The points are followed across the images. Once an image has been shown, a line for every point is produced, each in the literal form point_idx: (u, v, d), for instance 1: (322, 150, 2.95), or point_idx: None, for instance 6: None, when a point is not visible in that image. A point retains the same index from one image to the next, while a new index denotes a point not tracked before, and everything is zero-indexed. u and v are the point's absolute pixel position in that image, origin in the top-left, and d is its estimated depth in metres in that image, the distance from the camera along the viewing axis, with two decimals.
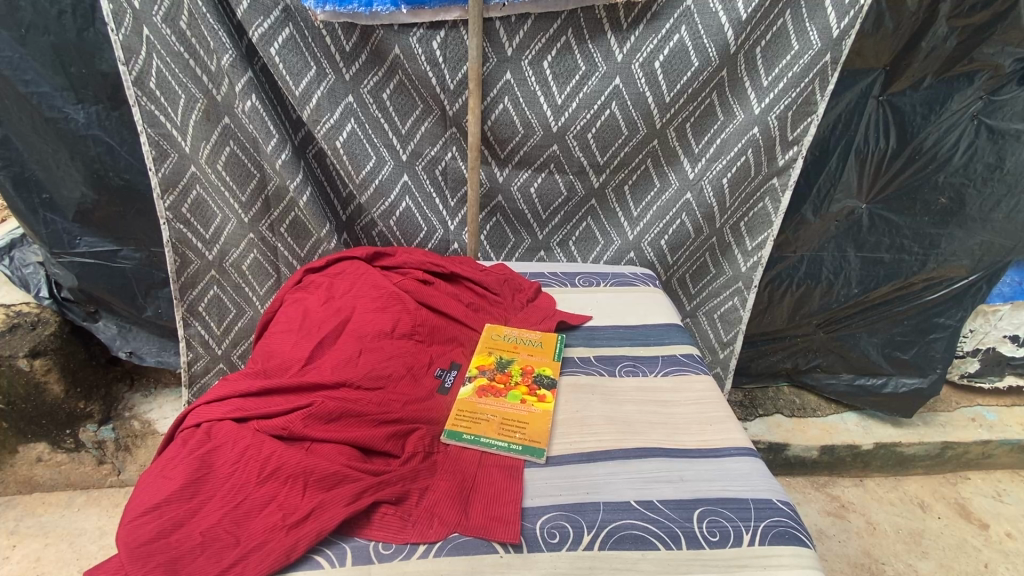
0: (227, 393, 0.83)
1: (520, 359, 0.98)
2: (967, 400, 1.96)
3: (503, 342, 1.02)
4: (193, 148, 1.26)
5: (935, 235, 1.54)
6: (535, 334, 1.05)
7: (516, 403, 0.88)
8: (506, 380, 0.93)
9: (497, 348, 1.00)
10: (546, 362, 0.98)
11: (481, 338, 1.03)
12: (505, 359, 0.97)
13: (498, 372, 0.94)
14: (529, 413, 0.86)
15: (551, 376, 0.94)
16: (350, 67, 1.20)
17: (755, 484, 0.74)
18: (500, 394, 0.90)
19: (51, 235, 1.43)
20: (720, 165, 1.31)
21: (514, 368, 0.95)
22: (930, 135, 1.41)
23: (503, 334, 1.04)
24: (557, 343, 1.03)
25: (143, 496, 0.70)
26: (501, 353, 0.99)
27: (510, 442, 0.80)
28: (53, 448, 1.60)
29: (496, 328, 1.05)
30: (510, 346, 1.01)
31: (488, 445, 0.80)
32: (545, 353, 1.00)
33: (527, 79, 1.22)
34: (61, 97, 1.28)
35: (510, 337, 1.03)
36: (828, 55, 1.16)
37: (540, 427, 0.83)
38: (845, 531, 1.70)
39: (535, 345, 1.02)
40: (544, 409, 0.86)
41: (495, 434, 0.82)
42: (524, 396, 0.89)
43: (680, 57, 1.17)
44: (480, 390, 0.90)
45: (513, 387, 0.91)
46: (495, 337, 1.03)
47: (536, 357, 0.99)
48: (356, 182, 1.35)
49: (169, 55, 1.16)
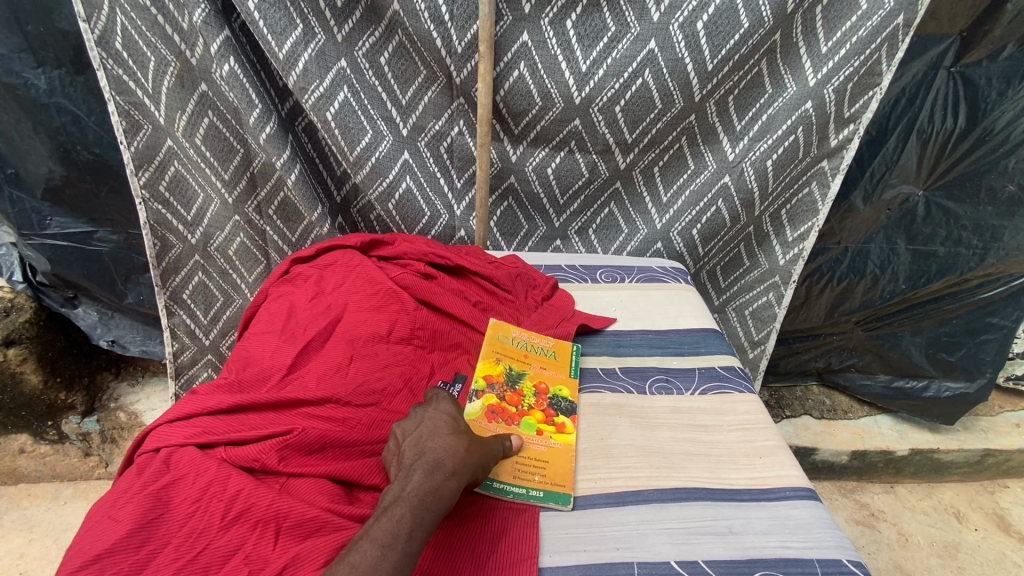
0: (192, 411, 0.71)
1: (533, 373, 0.85)
2: (1011, 404, 1.81)
3: (512, 349, 0.88)
4: (168, 118, 1.12)
5: (998, 227, 1.36)
6: (549, 341, 0.91)
7: (532, 436, 0.74)
8: (518, 402, 0.79)
9: (505, 356, 0.86)
10: (562, 380, 0.84)
11: (486, 339, 0.89)
12: (514, 372, 0.84)
13: (508, 390, 0.81)
14: (547, 449, 0.72)
15: (569, 400, 0.81)
16: (343, 26, 1.04)
17: (819, 539, 0.61)
18: (512, 422, 0.76)
19: (19, 214, 1.30)
20: (765, 145, 1.15)
21: (526, 387, 0.82)
22: (1004, 113, 1.23)
23: (510, 338, 0.90)
24: (575, 354, 0.89)
25: (83, 542, 0.58)
26: (510, 364, 0.85)
27: (528, 488, 0.67)
28: (35, 440, 1.51)
29: (502, 327, 0.92)
30: (520, 355, 0.87)
31: (503, 491, 0.66)
32: (561, 367, 0.86)
33: (547, 41, 1.05)
34: (18, 60, 1.14)
35: (520, 342, 0.90)
36: (901, 17, 0.99)
37: (561, 469, 0.70)
38: (875, 542, 1.59)
39: (550, 357, 0.88)
40: (565, 444, 0.73)
41: (510, 477, 0.68)
42: (539, 426, 0.76)
43: (727, 16, 1.00)
44: (489, 413, 0.77)
45: (527, 415, 0.78)
46: (501, 339, 0.89)
47: (552, 372, 0.85)
48: (351, 161, 1.19)
49: (134, 11, 1.01)
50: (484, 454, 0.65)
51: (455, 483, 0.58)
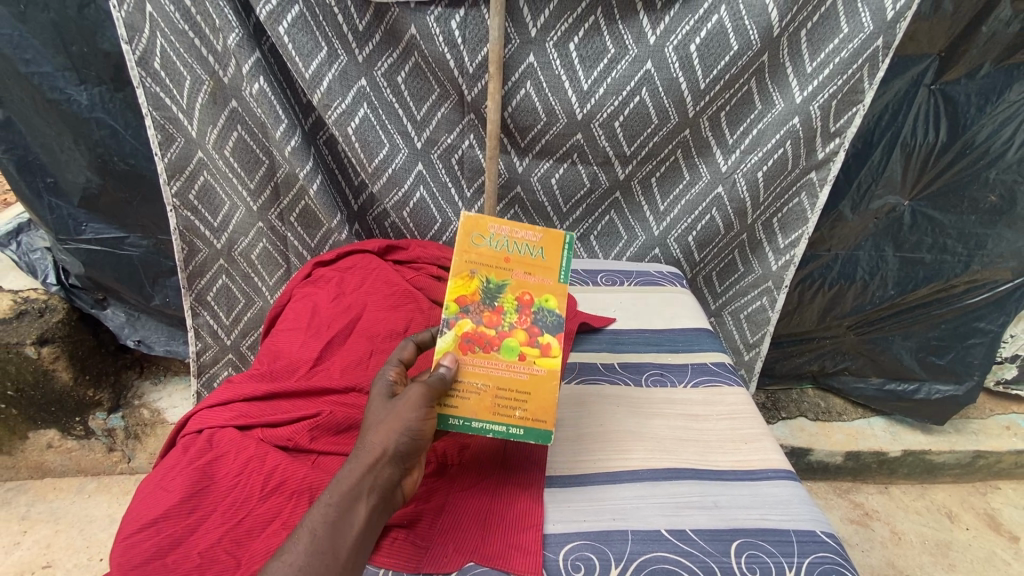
0: (231, 397, 0.79)
1: (515, 282, 0.73)
2: (1002, 407, 1.87)
3: (487, 254, 0.73)
4: (200, 132, 1.21)
5: (981, 235, 1.44)
6: (535, 233, 0.74)
7: (513, 361, 0.71)
8: (496, 323, 0.72)
9: (479, 265, 0.73)
10: (549, 287, 0.74)
11: (458, 243, 0.73)
12: (493, 285, 0.73)
13: (484, 310, 0.72)
14: (530, 377, 0.71)
15: (556, 314, 0.73)
16: (363, 48, 1.13)
17: (796, 513, 0.68)
18: (489, 350, 0.72)
19: (57, 221, 1.39)
20: (756, 157, 1.23)
21: (507, 301, 0.73)
22: (983, 128, 1.31)
23: (486, 238, 0.73)
24: (568, 248, 0.74)
25: (139, 508, 0.66)
26: (484, 275, 0.73)
27: (510, 426, 0.70)
28: (62, 435, 1.58)
29: (477, 224, 0.73)
30: (499, 260, 0.73)
31: (484, 432, 0.69)
32: (549, 271, 0.74)
33: (552, 62, 1.14)
34: (62, 78, 1.23)
35: (500, 239, 0.74)
36: (880, 40, 1.07)
37: (543, 402, 0.71)
38: (869, 540, 1.64)
39: (537, 258, 0.74)
40: (548, 370, 0.72)
41: (491, 416, 0.70)
42: (522, 351, 0.72)
43: (718, 40, 1.09)
44: (462, 344, 0.72)
45: (507, 337, 0.72)
46: (473, 244, 0.73)
47: (538, 279, 0.74)
48: (369, 171, 1.28)
49: (173, 34, 1.10)
50: (400, 419, 0.62)
51: (357, 469, 0.59)
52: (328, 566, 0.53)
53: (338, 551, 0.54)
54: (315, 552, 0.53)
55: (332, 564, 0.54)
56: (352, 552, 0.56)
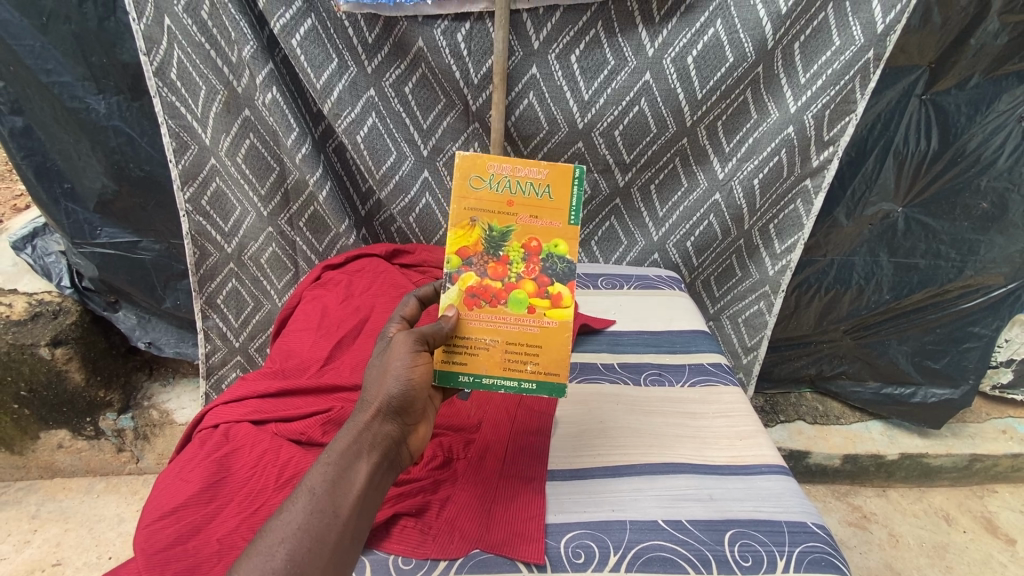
0: (245, 395, 0.83)
1: (520, 228, 0.77)
2: (998, 411, 1.89)
3: (490, 197, 0.77)
4: (213, 139, 1.26)
5: (974, 241, 1.47)
6: (539, 171, 0.77)
7: (522, 315, 0.76)
8: (503, 274, 0.76)
9: (483, 211, 0.77)
10: (557, 230, 0.77)
11: (458, 188, 0.77)
12: (497, 233, 0.77)
13: (490, 258, 0.76)
14: (541, 330, 0.76)
15: (565, 259, 0.77)
16: (373, 59, 1.17)
17: (788, 506, 0.71)
18: (498, 303, 0.76)
19: (73, 225, 1.43)
20: (752, 165, 1.27)
21: (511, 249, 0.77)
22: (973, 137, 1.35)
23: (487, 180, 0.77)
24: (573, 184, 0.77)
25: (159, 498, 0.69)
26: (489, 221, 0.77)
27: (521, 380, 0.76)
28: (73, 435, 1.61)
29: (477, 167, 0.77)
30: (502, 204, 0.77)
31: (495, 388, 0.75)
32: (556, 212, 0.77)
33: (554, 73, 1.18)
34: (82, 87, 1.27)
35: (500, 181, 0.77)
36: (871, 52, 1.11)
37: (554, 354, 0.77)
38: (867, 542, 1.65)
39: (542, 198, 0.77)
40: (559, 321, 0.77)
41: (501, 372, 0.76)
42: (531, 303, 0.76)
43: (714, 52, 1.13)
44: (470, 297, 0.76)
45: (515, 288, 0.76)
46: (474, 188, 0.77)
47: (545, 221, 0.77)
48: (376, 178, 1.32)
49: (190, 46, 1.15)
50: (395, 380, 0.66)
51: (354, 430, 0.63)
52: (328, 521, 0.56)
53: (340, 509, 0.58)
54: (314, 509, 0.56)
55: (332, 521, 0.57)
56: (352, 510, 0.59)
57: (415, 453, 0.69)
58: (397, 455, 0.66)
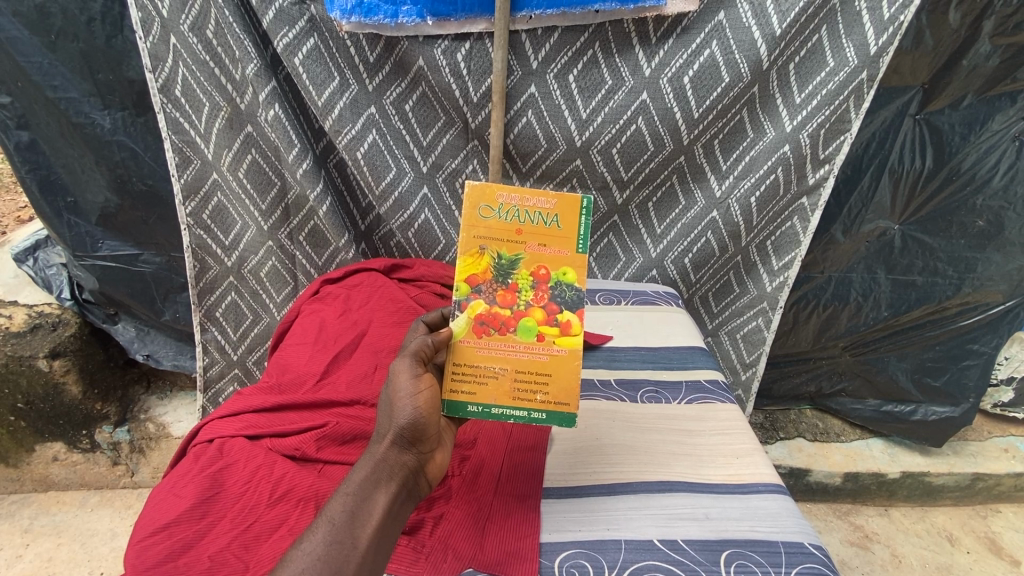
0: (241, 409, 0.83)
1: (529, 256, 0.78)
2: (1000, 429, 1.87)
3: (499, 225, 0.78)
4: (216, 155, 1.27)
5: (970, 259, 1.47)
6: (548, 200, 0.78)
7: (532, 343, 0.76)
8: (512, 301, 0.76)
9: (492, 239, 0.77)
10: (566, 258, 0.78)
11: (466, 217, 0.77)
12: (506, 261, 0.77)
13: (499, 286, 0.77)
14: (551, 359, 0.76)
15: (574, 287, 0.77)
16: (373, 78, 1.20)
17: (784, 526, 0.70)
18: (507, 331, 0.76)
19: (75, 238, 1.45)
20: (748, 183, 1.28)
21: (521, 277, 0.77)
22: (968, 155, 1.36)
23: (495, 209, 0.78)
24: (581, 214, 0.78)
25: (152, 513, 0.69)
26: (497, 250, 0.77)
27: (531, 411, 0.75)
28: (69, 448, 1.60)
29: (485, 195, 0.77)
30: (511, 233, 0.78)
31: (503, 417, 0.74)
32: (565, 240, 0.78)
33: (552, 92, 1.20)
34: (88, 103, 1.29)
35: (509, 210, 0.78)
36: (863, 73, 1.13)
37: (565, 384, 0.76)
38: (869, 563, 1.62)
39: (551, 227, 0.78)
40: (570, 349, 0.76)
41: (510, 401, 0.75)
42: (540, 331, 0.76)
43: (710, 73, 1.15)
44: (479, 325, 0.75)
45: (525, 317, 0.76)
46: (482, 216, 0.77)
47: (554, 250, 0.78)
48: (376, 194, 1.34)
49: (195, 64, 1.18)
50: (405, 408, 0.66)
51: (369, 462, 0.63)
52: (347, 552, 0.56)
53: (358, 540, 0.57)
54: (333, 540, 0.56)
55: (352, 551, 0.56)
56: (371, 539, 0.58)
57: (433, 481, 0.69)
58: (416, 484, 0.66)
